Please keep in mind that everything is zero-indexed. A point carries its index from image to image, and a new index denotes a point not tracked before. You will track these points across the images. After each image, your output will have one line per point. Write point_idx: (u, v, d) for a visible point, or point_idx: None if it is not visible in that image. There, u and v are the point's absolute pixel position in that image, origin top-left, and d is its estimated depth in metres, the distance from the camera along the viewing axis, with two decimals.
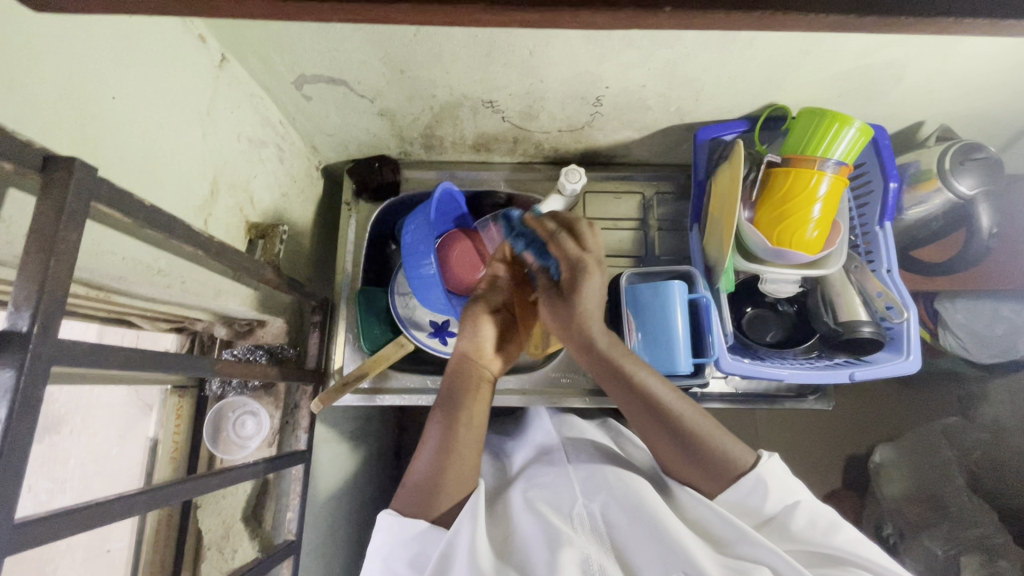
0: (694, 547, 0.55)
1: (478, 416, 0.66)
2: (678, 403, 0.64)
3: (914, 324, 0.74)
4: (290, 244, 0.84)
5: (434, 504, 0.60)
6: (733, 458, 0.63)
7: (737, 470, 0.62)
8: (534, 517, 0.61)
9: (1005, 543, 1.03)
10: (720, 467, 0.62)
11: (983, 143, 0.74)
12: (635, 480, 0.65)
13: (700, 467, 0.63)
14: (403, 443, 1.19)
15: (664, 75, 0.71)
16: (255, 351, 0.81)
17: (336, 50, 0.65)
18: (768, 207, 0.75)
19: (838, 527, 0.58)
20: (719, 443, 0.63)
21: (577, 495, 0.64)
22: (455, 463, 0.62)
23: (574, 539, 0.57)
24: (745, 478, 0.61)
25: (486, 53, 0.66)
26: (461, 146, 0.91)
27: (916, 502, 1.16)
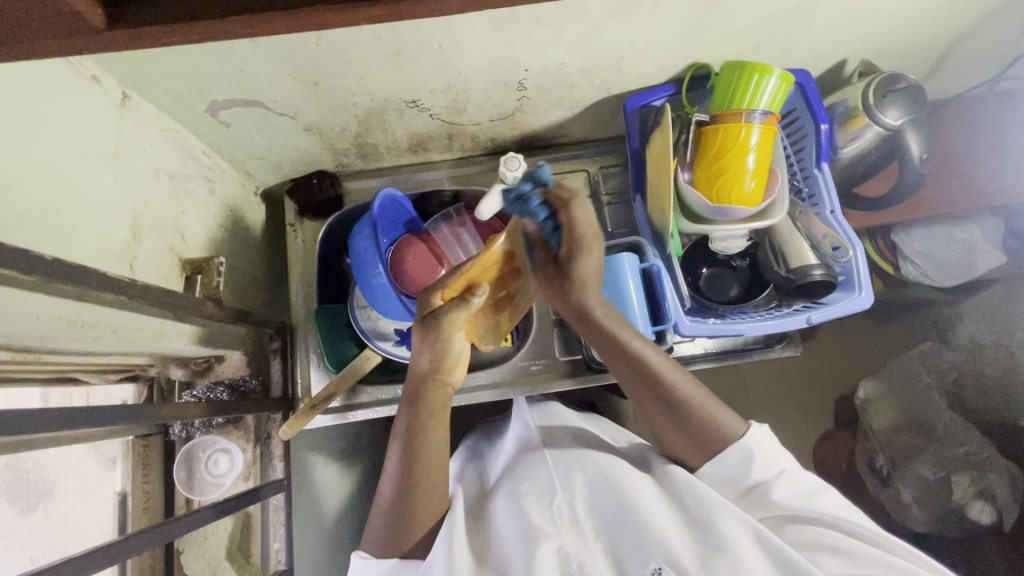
0: (674, 535, 0.55)
1: (439, 439, 0.63)
2: (671, 369, 0.64)
3: (861, 260, 0.75)
4: (236, 275, 0.82)
5: (402, 539, 0.60)
6: (721, 429, 0.61)
7: (724, 438, 0.61)
8: (512, 515, 0.60)
9: (988, 455, 1.14)
10: (707, 440, 0.62)
11: (903, 73, 0.74)
12: (618, 471, 0.64)
13: (688, 435, 0.63)
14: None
15: (580, 49, 0.70)
16: (216, 388, 0.79)
17: (242, 71, 0.64)
18: (704, 165, 0.75)
19: (818, 494, 0.58)
20: (709, 413, 0.62)
21: (556, 488, 0.62)
22: (424, 490, 0.61)
23: (552, 533, 0.56)
24: (732, 449, 0.60)
25: (395, 54, 0.65)
26: (397, 150, 0.90)
27: (906, 431, 1.23)
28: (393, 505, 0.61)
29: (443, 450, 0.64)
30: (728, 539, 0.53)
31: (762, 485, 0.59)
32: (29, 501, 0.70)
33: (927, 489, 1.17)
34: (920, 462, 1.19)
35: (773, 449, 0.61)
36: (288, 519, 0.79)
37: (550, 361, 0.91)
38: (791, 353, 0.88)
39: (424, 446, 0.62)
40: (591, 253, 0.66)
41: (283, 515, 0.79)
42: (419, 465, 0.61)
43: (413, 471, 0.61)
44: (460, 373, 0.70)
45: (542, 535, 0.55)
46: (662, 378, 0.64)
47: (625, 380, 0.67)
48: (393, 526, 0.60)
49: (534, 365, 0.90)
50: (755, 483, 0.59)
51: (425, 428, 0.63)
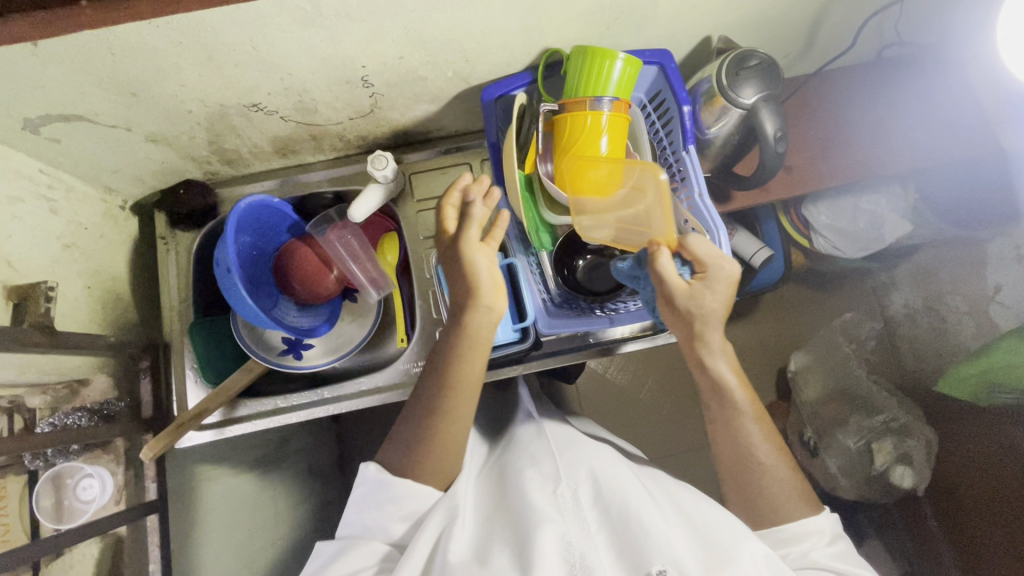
0: (672, 537, 0.57)
1: (466, 373, 0.67)
2: (756, 427, 0.69)
3: (723, 244, 0.74)
4: (95, 296, 0.79)
5: (420, 466, 0.67)
6: (782, 503, 0.67)
7: (789, 517, 0.66)
8: (523, 500, 0.64)
9: (911, 422, 1.19)
10: (764, 507, 0.67)
11: (753, 50, 0.72)
12: (619, 466, 0.68)
13: (754, 490, 0.68)
14: (320, 455, 1.19)
15: (412, 42, 0.67)
16: (75, 414, 0.74)
17: (44, 86, 0.60)
18: (559, 156, 0.73)
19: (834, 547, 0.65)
20: (778, 485, 0.67)
21: (564, 479, 0.66)
22: (445, 421, 0.67)
23: (556, 520, 0.60)
24: (798, 522, 0.66)
25: (206, 59, 0.62)
26: (264, 154, 0.87)
27: (833, 400, 1.29)
28: (415, 431, 0.67)
29: (470, 388, 0.68)
30: (732, 555, 0.56)
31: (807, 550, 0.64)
32: None
33: (850, 459, 1.23)
34: (843, 432, 1.24)
35: (828, 528, 0.67)
36: (161, 541, 0.79)
37: None
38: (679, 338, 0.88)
39: (458, 375, 0.67)
40: (715, 293, 0.65)
41: (156, 536, 0.80)
42: (445, 390, 0.67)
43: (439, 396, 0.67)
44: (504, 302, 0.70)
45: (545, 524, 0.59)
46: (739, 421, 0.69)
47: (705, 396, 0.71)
48: (414, 452, 0.67)
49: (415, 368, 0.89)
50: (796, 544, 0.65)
51: (461, 352, 0.67)
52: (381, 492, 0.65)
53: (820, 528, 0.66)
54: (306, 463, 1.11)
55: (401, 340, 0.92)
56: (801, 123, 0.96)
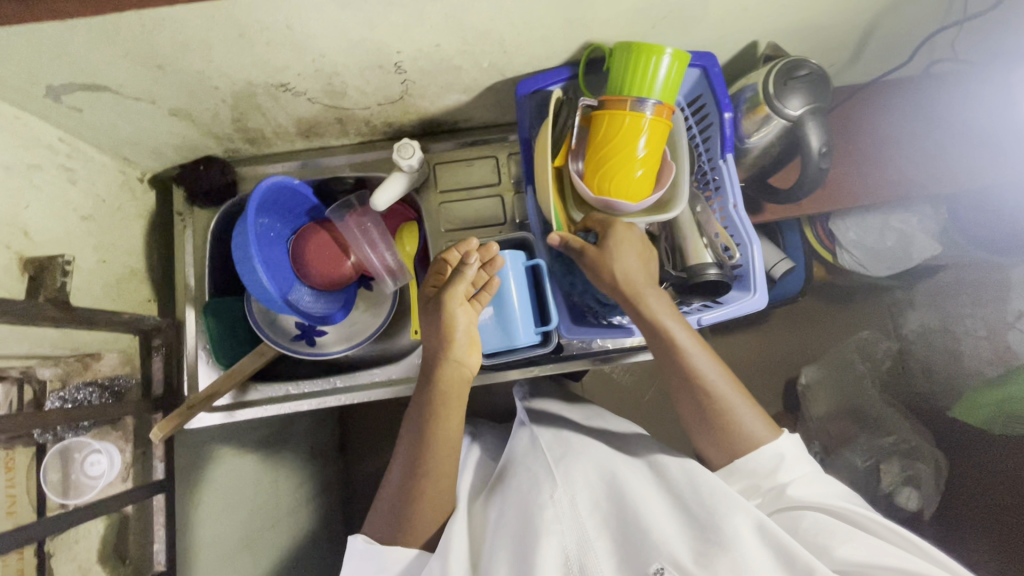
0: (672, 537, 0.58)
1: (451, 429, 0.68)
2: (703, 362, 0.66)
3: (756, 259, 0.72)
4: (108, 270, 0.78)
5: (411, 528, 0.63)
6: (749, 436, 0.64)
7: (752, 445, 0.64)
8: (520, 506, 0.64)
9: (918, 445, 1.16)
10: (732, 443, 0.65)
11: (806, 59, 0.69)
12: (616, 468, 0.67)
13: (718, 431, 0.66)
14: (320, 439, 1.18)
15: (451, 30, 0.64)
16: (86, 389, 0.73)
17: (67, 54, 0.58)
18: (591, 154, 0.71)
19: (813, 484, 0.62)
20: (739, 419, 0.65)
21: (557, 484, 0.65)
22: (429, 479, 0.65)
23: (552, 527, 0.59)
24: (763, 449, 0.63)
25: (237, 35, 0.59)
26: (287, 135, 0.84)
27: (841, 418, 1.27)
28: (401, 492, 0.65)
29: (453, 443, 0.68)
30: (730, 535, 0.56)
31: (782, 484, 0.62)
32: None
33: (855, 475, 1.20)
34: (852, 449, 1.22)
35: (798, 453, 0.64)
36: (167, 521, 0.77)
37: None
38: None
39: (437, 434, 0.67)
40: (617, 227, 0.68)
41: (163, 515, 0.79)
42: (426, 449, 0.66)
43: (420, 458, 0.66)
44: (476, 359, 0.71)
45: (544, 532, 0.59)
46: (694, 367, 0.66)
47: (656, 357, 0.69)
48: (401, 519, 0.64)
49: None
50: (775, 484, 0.63)
51: (438, 412, 0.67)
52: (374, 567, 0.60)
53: (781, 452, 0.63)
54: (303, 446, 1.11)
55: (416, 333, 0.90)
56: (838, 137, 0.93)
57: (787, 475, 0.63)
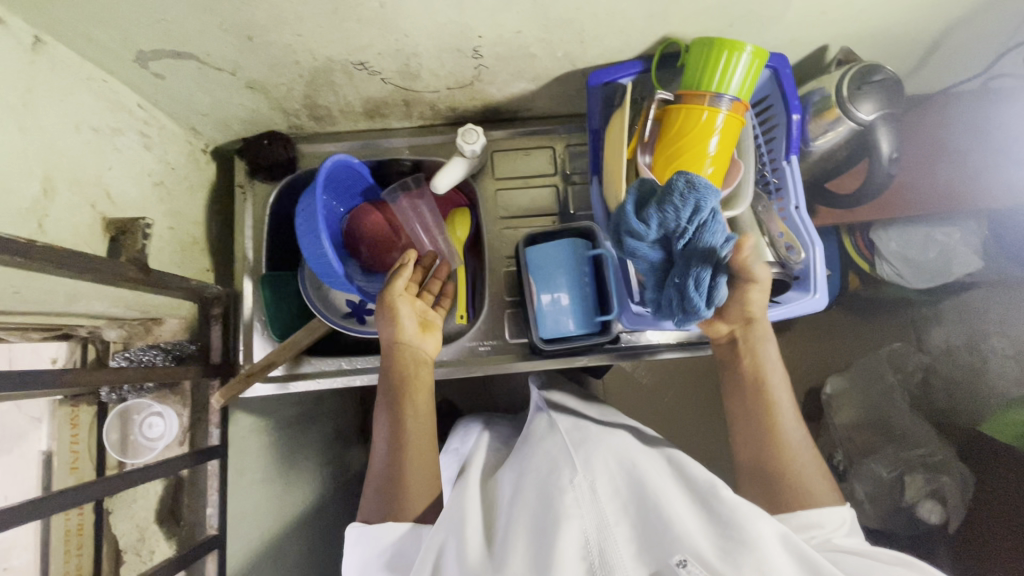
0: (691, 522, 0.52)
1: (422, 404, 0.69)
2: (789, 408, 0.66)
3: (817, 261, 0.73)
4: (174, 237, 0.79)
5: (400, 503, 0.62)
6: (809, 494, 0.61)
7: (810, 505, 0.60)
8: (535, 491, 0.58)
9: (945, 459, 1.14)
10: (787, 497, 0.61)
11: (881, 64, 0.70)
12: (636, 458, 0.61)
13: (773, 481, 0.62)
14: (346, 420, 1.19)
15: (536, 17, 0.65)
16: (149, 350, 0.76)
17: (166, 21, 0.59)
18: (663, 147, 0.71)
19: (848, 537, 0.58)
20: (804, 477, 0.62)
21: (577, 469, 0.58)
22: (413, 453, 0.65)
23: (571, 512, 0.53)
24: (826, 511, 0.59)
25: (331, 10, 0.60)
26: (352, 114, 0.85)
27: (865, 429, 1.27)
28: (384, 475, 0.64)
29: (426, 417, 0.69)
30: (754, 537, 0.49)
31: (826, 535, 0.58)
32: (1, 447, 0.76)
33: (878, 485, 1.19)
34: (874, 460, 1.21)
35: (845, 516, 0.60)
36: (221, 485, 0.77)
37: (500, 343, 0.89)
38: None
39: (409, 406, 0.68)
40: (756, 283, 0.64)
41: (216, 480, 0.78)
42: (405, 425, 0.67)
43: (400, 436, 0.66)
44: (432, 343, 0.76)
45: (564, 518, 0.52)
46: (776, 418, 0.65)
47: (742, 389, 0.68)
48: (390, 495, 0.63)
49: (481, 347, 0.89)
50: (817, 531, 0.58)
51: (404, 391, 0.69)
52: (376, 554, 0.58)
53: (842, 517, 0.59)
54: (329, 426, 1.11)
55: (461, 318, 0.90)
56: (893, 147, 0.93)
57: (838, 528, 0.58)
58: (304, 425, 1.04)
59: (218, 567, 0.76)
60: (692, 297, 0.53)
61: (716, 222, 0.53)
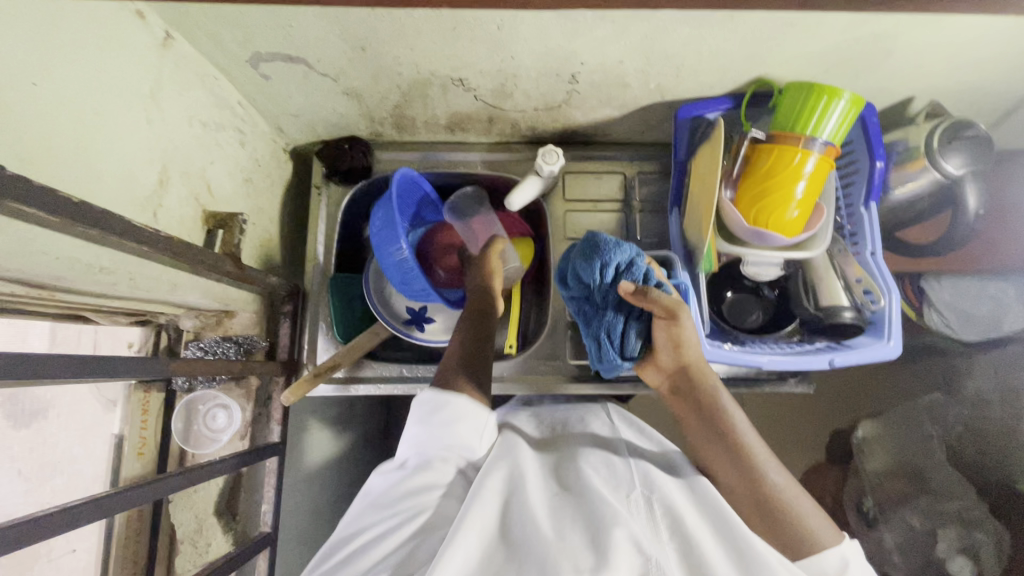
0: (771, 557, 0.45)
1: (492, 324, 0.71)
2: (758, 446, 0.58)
3: (895, 309, 0.72)
4: (254, 233, 0.80)
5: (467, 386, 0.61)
6: (806, 528, 0.53)
7: (811, 545, 0.52)
8: (581, 492, 0.51)
9: (984, 515, 1.04)
10: (785, 532, 0.53)
11: (974, 121, 0.71)
12: (696, 480, 0.54)
13: (766, 517, 0.54)
14: (375, 423, 1.17)
15: (642, 50, 0.67)
16: (223, 343, 0.77)
17: (289, 26, 0.61)
18: (750, 184, 0.73)
19: None
20: (796, 511, 0.54)
21: (634, 477, 0.53)
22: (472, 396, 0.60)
23: (630, 523, 0.46)
24: (823, 554, 0.51)
25: (450, 29, 0.62)
26: (434, 126, 0.87)
27: (896, 475, 1.16)
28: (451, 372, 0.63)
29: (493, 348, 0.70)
30: None
31: None
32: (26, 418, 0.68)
33: (910, 538, 1.10)
34: (907, 510, 1.12)
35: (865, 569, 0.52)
36: (278, 482, 0.76)
37: (559, 362, 0.89)
38: (802, 390, 0.88)
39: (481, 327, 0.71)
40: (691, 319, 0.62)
41: (273, 477, 0.78)
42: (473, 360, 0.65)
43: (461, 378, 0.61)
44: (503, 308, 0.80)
45: (615, 521, 0.46)
46: (745, 451, 0.57)
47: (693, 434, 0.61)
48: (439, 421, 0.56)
49: (542, 365, 0.89)
50: None
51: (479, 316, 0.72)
52: (443, 417, 0.56)
53: (844, 558, 0.51)
54: (360, 429, 1.10)
55: (510, 343, 0.90)
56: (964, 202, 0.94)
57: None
58: (341, 425, 1.03)
59: (269, 566, 0.75)
60: (606, 347, 0.65)
61: (629, 272, 0.65)
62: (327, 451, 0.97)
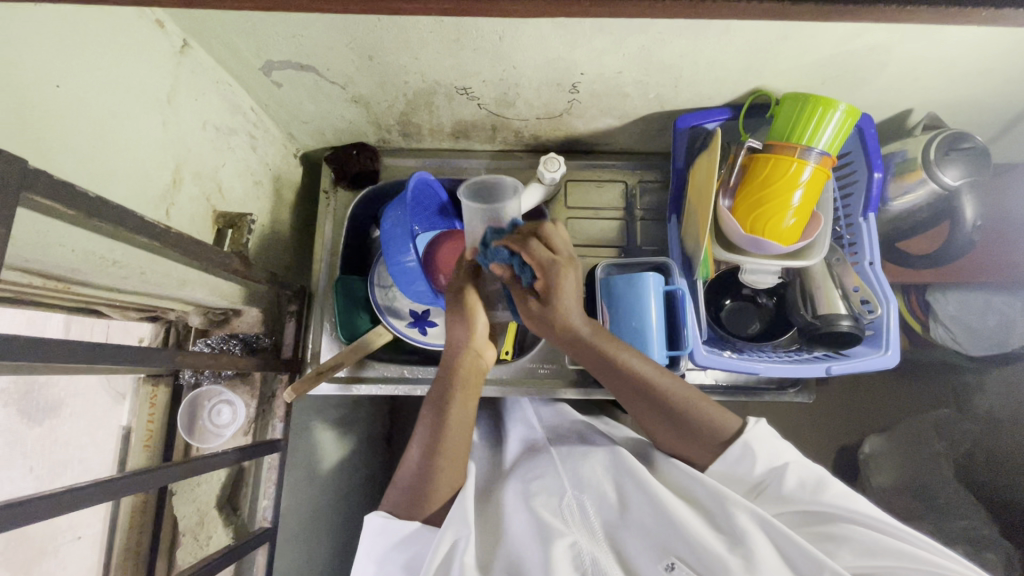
0: (692, 524, 0.56)
1: (465, 412, 0.67)
2: (667, 380, 0.65)
3: (892, 318, 0.73)
4: (263, 234, 0.82)
5: (428, 500, 0.63)
6: (716, 427, 0.63)
7: (720, 436, 0.63)
8: (523, 510, 0.61)
9: (991, 536, 0.99)
10: (700, 436, 0.63)
11: (971, 133, 0.71)
12: (623, 460, 0.65)
13: (683, 433, 0.64)
14: (377, 425, 1.18)
15: (640, 61, 0.69)
16: (229, 341, 0.80)
17: (300, 36, 0.64)
18: (746, 193, 0.74)
19: (825, 484, 0.59)
20: (705, 413, 0.64)
21: (566, 487, 0.63)
22: (448, 459, 0.64)
23: (565, 532, 0.57)
24: (732, 444, 0.62)
25: (454, 39, 0.65)
26: (440, 133, 0.89)
27: (902, 493, 1.11)
28: (415, 477, 0.64)
29: (467, 426, 0.67)
30: (739, 534, 0.55)
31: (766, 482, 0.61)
32: (37, 415, 0.75)
33: None
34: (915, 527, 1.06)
35: (773, 442, 0.62)
36: (279, 478, 0.78)
37: (558, 367, 0.90)
38: (802, 400, 0.87)
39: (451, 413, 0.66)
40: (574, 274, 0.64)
41: (275, 473, 0.79)
42: (442, 434, 0.65)
43: (440, 434, 0.64)
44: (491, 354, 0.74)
45: (554, 536, 0.56)
46: (654, 385, 0.65)
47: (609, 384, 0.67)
48: (418, 488, 0.63)
49: (541, 368, 0.90)
50: (761, 480, 0.61)
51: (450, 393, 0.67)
52: (396, 543, 0.59)
53: (745, 441, 0.61)
54: (362, 431, 1.11)
55: (506, 353, 0.90)
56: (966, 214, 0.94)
57: (763, 468, 0.60)
58: (343, 427, 1.04)
59: (268, 561, 0.76)
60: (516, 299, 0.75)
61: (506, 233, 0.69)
62: (329, 451, 0.98)
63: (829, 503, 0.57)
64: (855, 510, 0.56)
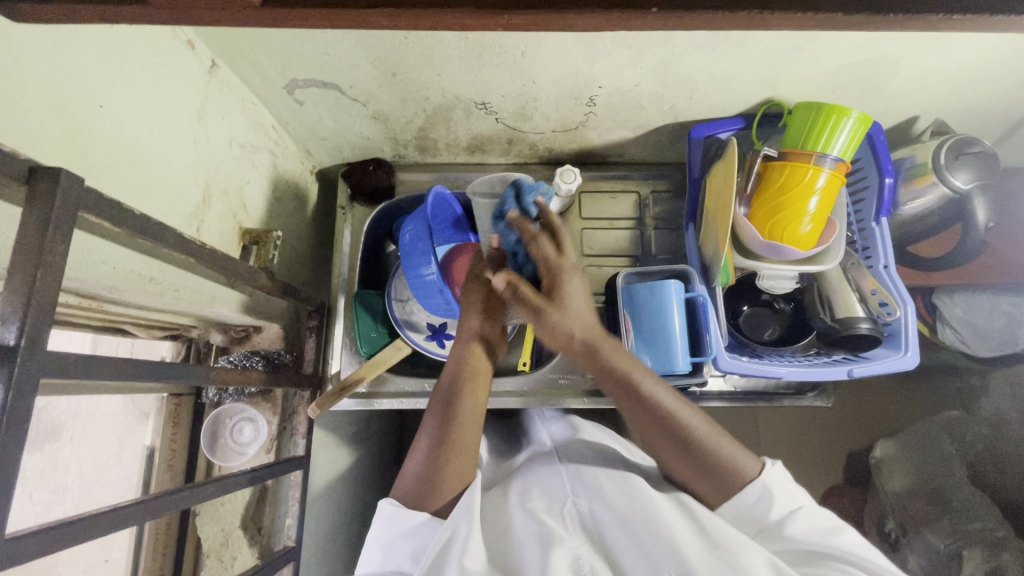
0: (691, 545, 0.54)
1: (475, 404, 0.66)
2: (688, 412, 0.63)
3: (911, 320, 0.73)
4: (284, 249, 0.83)
5: (432, 498, 0.62)
6: (735, 467, 0.62)
7: (738, 474, 0.61)
8: (523, 513, 0.60)
9: (1008, 536, 0.94)
10: (719, 474, 0.62)
11: (977, 137, 0.73)
12: (633, 480, 0.64)
13: (697, 470, 0.62)
14: (389, 441, 1.17)
15: (657, 74, 0.70)
16: (251, 357, 0.81)
17: (327, 54, 0.65)
18: (763, 200, 0.75)
19: (836, 530, 0.58)
20: (724, 451, 0.62)
21: (568, 494, 0.62)
22: (456, 456, 0.63)
23: (566, 539, 0.56)
24: (749, 486, 0.61)
25: (477, 55, 0.66)
26: (456, 148, 0.90)
27: (917, 495, 1.07)
28: (422, 473, 0.63)
29: (478, 416, 0.67)
30: (744, 563, 0.52)
31: (776, 521, 0.59)
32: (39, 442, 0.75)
33: (934, 560, 1.01)
34: (929, 529, 1.03)
35: (788, 486, 0.62)
36: (302, 497, 0.76)
37: (578, 377, 0.90)
38: (821, 404, 0.88)
39: (461, 407, 0.65)
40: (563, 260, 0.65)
41: (297, 491, 0.78)
42: (452, 423, 0.64)
43: (449, 429, 0.64)
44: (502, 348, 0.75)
45: (556, 540, 0.55)
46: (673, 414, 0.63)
47: (628, 413, 0.65)
48: (426, 481, 0.62)
49: (562, 379, 0.90)
50: (773, 522, 0.59)
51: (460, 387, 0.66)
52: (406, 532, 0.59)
53: (765, 485, 0.60)
54: (375, 448, 1.10)
55: (524, 365, 0.91)
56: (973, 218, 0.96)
57: (780, 511, 0.59)
58: (358, 443, 1.02)
59: None
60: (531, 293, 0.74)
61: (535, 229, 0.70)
62: (345, 469, 0.97)
63: (836, 546, 0.56)
64: (866, 561, 0.55)
